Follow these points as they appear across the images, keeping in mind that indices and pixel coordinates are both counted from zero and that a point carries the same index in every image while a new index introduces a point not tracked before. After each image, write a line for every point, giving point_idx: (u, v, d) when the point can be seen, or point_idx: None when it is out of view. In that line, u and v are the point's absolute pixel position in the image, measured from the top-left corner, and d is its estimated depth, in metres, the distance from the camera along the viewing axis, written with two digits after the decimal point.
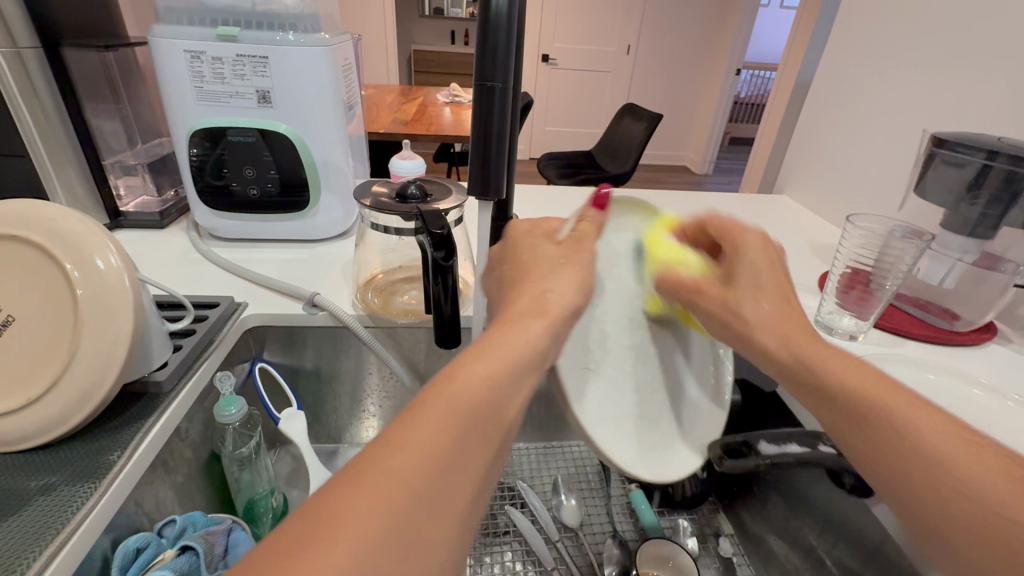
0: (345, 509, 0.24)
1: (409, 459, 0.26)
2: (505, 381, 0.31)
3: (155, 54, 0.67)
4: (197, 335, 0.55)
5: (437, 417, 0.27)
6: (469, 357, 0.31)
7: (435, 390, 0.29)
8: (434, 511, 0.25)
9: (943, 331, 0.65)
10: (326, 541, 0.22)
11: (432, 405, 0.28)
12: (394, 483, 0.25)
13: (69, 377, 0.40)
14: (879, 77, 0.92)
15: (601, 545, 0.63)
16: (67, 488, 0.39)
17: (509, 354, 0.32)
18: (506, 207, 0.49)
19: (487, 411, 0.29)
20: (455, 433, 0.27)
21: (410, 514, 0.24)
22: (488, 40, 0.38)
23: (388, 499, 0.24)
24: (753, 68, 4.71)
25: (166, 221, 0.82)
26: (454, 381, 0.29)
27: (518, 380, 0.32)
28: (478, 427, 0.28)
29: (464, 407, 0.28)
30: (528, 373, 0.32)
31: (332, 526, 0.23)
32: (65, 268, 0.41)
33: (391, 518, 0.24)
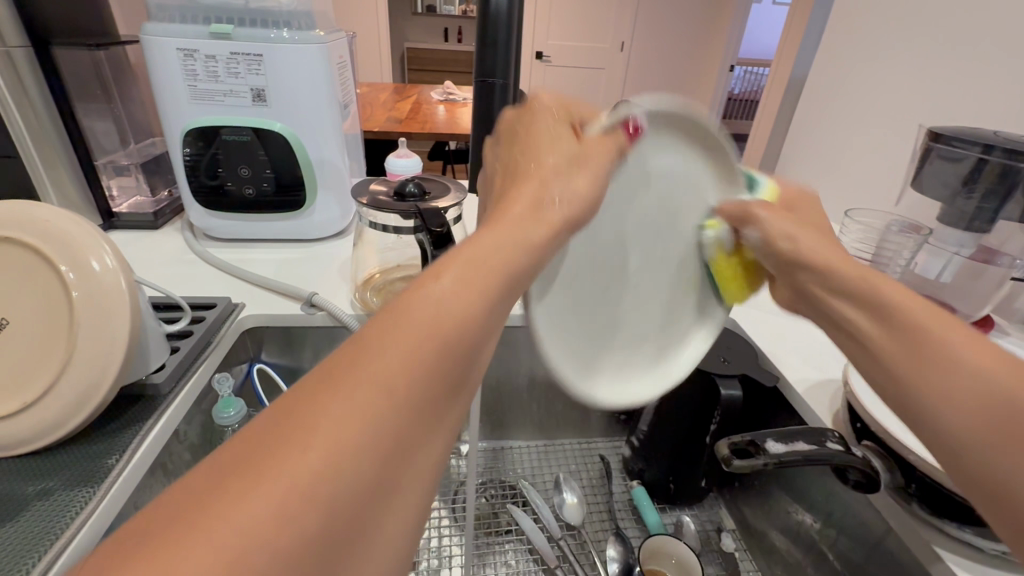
0: (281, 438, 0.19)
1: (380, 372, 0.21)
2: (497, 285, 0.26)
3: (147, 52, 0.66)
4: (194, 336, 0.54)
5: (415, 326, 0.23)
6: (445, 260, 0.25)
7: (402, 305, 0.23)
8: (388, 442, 0.21)
9: None
10: (250, 479, 0.18)
11: (410, 311, 0.23)
12: (340, 409, 0.20)
13: (64, 382, 0.40)
14: (873, 74, 0.92)
15: (603, 542, 0.63)
16: (65, 493, 0.38)
17: (489, 258, 0.26)
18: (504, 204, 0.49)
19: (461, 325, 0.24)
20: (434, 341, 0.23)
21: (354, 444, 0.20)
22: (488, 37, 0.38)
23: (328, 427, 0.19)
24: (746, 64, 4.73)
25: (160, 221, 0.82)
26: (422, 294, 0.24)
27: (497, 298, 0.26)
28: (446, 343, 0.23)
29: (430, 323, 0.23)
30: (511, 288, 0.27)
31: (262, 462, 0.18)
32: (60, 270, 0.40)
33: (334, 449, 0.19)
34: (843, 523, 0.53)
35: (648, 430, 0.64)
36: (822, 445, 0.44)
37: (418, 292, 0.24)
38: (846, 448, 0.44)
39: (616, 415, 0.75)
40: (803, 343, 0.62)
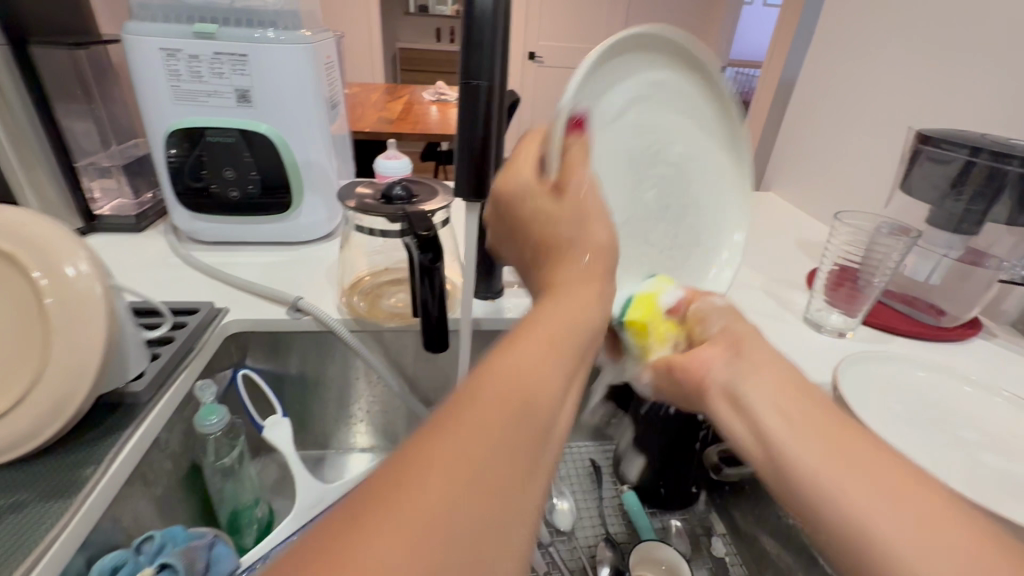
0: (414, 473, 0.21)
1: (488, 410, 0.24)
2: (565, 350, 0.30)
3: (128, 52, 0.64)
4: (175, 343, 0.53)
5: (508, 377, 0.26)
6: (522, 331, 0.30)
7: (494, 364, 0.27)
8: (503, 480, 0.23)
9: (931, 328, 0.66)
10: (395, 509, 0.20)
11: (501, 366, 0.27)
12: (462, 449, 0.22)
13: (37, 391, 0.39)
14: (861, 77, 0.92)
15: (594, 548, 0.62)
16: (38, 506, 0.37)
17: (551, 335, 0.30)
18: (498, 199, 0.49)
19: (544, 381, 0.27)
20: (525, 389, 0.26)
21: (477, 479, 0.22)
22: (473, 37, 0.37)
23: (455, 464, 0.22)
24: (738, 66, 4.75)
25: (143, 224, 0.80)
26: (508, 357, 0.28)
27: (565, 359, 0.30)
28: (537, 395, 0.26)
29: (522, 375, 0.27)
30: (572, 351, 0.31)
31: (401, 495, 0.20)
32: (32, 277, 0.39)
33: (461, 482, 0.21)
34: None
35: (637, 435, 0.64)
36: None
37: (505, 357, 0.28)
38: None
39: (606, 419, 0.74)
40: (792, 346, 0.62)
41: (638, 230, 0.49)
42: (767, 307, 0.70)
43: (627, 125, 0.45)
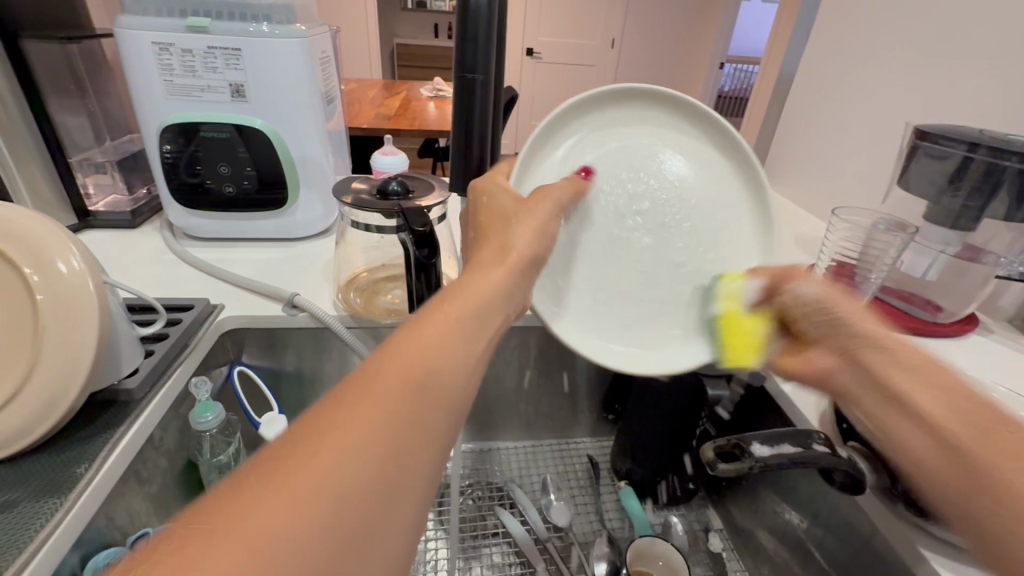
0: (305, 443, 0.22)
1: (380, 393, 0.24)
2: (470, 326, 0.30)
3: (121, 46, 0.64)
4: (170, 339, 0.52)
5: (406, 359, 0.26)
6: (431, 309, 0.30)
7: (397, 341, 0.27)
8: (396, 446, 0.23)
9: (925, 323, 0.66)
10: (284, 477, 0.20)
11: (400, 345, 0.27)
12: (355, 419, 0.23)
13: (28, 389, 0.38)
14: (860, 72, 0.92)
15: (591, 544, 0.63)
16: (29, 504, 0.37)
17: (453, 312, 0.30)
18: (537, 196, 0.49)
19: (450, 354, 0.28)
20: (420, 367, 0.26)
21: (369, 446, 0.22)
22: (468, 31, 0.36)
23: (347, 431, 0.22)
24: (736, 62, 4.74)
25: (138, 220, 0.79)
26: (413, 331, 0.28)
27: (479, 337, 0.31)
28: (440, 369, 0.27)
29: (418, 354, 0.27)
30: (487, 326, 0.32)
31: (290, 464, 0.21)
32: (23, 273, 0.39)
33: (352, 449, 0.22)
34: (827, 522, 0.53)
35: (634, 431, 0.64)
36: (808, 447, 0.44)
37: (414, 333, 0.28)
38: (831, 449, 0.43)
39: (602, 415, 0.74)
40: None
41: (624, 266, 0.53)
42: None
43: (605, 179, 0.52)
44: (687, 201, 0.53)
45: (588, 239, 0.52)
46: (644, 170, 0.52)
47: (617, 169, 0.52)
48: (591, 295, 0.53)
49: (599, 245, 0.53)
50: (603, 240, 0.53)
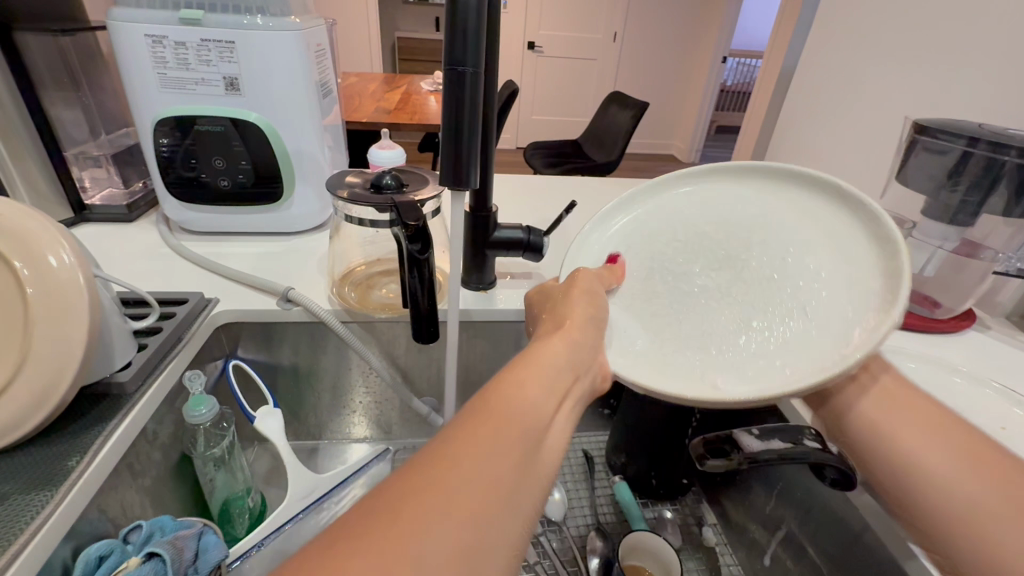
0: (401, 503, 0.23)
1: (473, 454, 0.26)
2: (546, 387, 0.32)
3: (115, 38, 0.63)
4: (163, 333, 0.52)
5: (494, 418, 0.28)
6: (516, 370, 0.32)
7: (478, 405, 0.29)
8: (487, 505, 0.24)
9: (924, 319, 0.66)
10: (390, 528, 0.22)
11: (491, 404, 0.29)
12: (448, 478, 0.24)
13: (19, 381, 0.38)
14: (860, 64, 0.91)
15: (585, 538, 0.62)
16: (19, 497, 0.37)
17: (536, 378, 0.32)
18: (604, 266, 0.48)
19: (528, 414, 0.29)
20: (507, 430, 0.28)
21: (465, 498, 0.24)
22: (458, 23, 0.36)
23: (440, 490, 0.24)
24: (739, 55, 4.72)
25: (135, 215, 0.80)
26: (491, 393, 0.30)
27: (557, 395, 0.32)
28: (519, 430, 0.28)
29: (505, 416, 0.28)
30: (563, 384, 0.33)
31: (392, 518, 0.22)
32: (13, 266, 0.39)
33: (445, 506, 0.23)
34: (821, 518, 0.53)
35: (628, 426, 0.63)
36: (798, 443, 0.45)
37: (491, 396, 0.30)
38: (822, 445, 0.44)
39: (599, 409, 0.76)
40: None
41: (712, 324, 0.46)
42: None
43: (669, 244, 0.51)
44: (752, 241, 0.48)
45: (652, 310, 0.48)
46: (686, 233, 0.51)
47: (660, 242, 0.52)
48: (674, 353, 0.45)
49: (666, 309, 0.48)
50: (672, 306, 0.48)
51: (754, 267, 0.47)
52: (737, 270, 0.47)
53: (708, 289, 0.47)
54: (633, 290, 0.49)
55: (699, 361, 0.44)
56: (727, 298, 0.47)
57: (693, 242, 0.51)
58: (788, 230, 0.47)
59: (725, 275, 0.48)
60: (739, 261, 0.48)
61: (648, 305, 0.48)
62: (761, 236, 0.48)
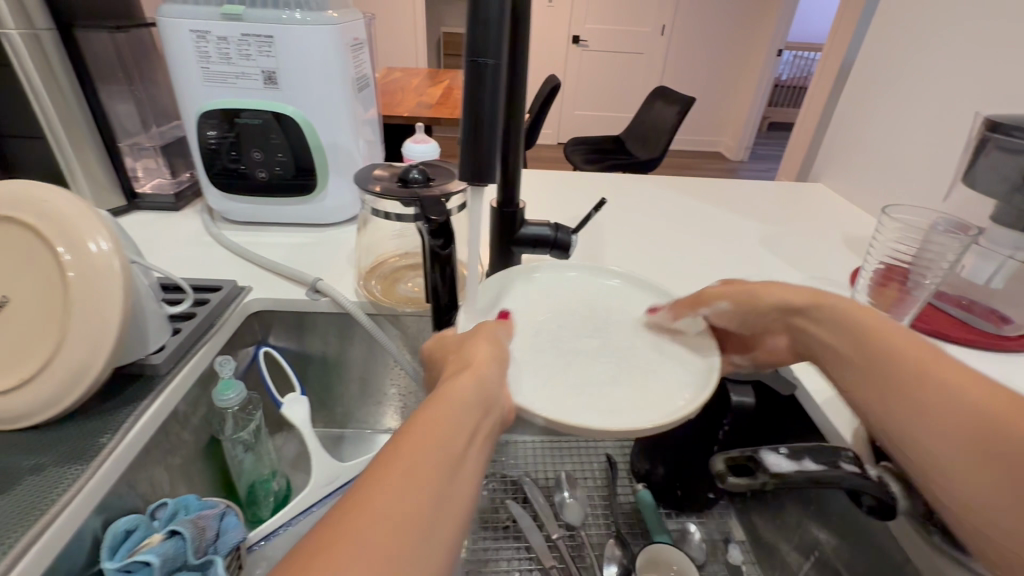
0: (318, 554, 0.22)
1: (390, 503, 0.25)
2: (461, 415, 0.31)
3: (163, 35, 0.66)
4: (197, 318, 0.54)
5: (412, 453, 0.27)
6: (431, 401, 0.31)
7: (398, 442, 0.28)
8: (408, 548, 0.24)
9: (988, 335, 0.59)
10: None
11: (409, 440, 0.28)
12: (366, 524, 0.24)
13: (56, 363, 0.40)
14: (925, 56, 0.84)
15: (602, 547, 0.61)
16: (57, 468, 0.39)
17: (450, 408, 0.31)
18: (483, 164, 0.39)
19: (445, 442, 0.29)
20: (427, 467, 0.27)
21: (382, 552, 0.23)
22: (480, 13, 0.34)
23: (358, 541, 0.23)
24: (796, 49, 4.52)
25: (180, 203, 0.83)
26: (410, 429, 0.29)
27: (473, 424, 0.31)
28: (437, 460, 0.28)
29: (423, 453, 0.27)
30: (478, 414, 0.32)
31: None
32: (57, 251, 0.41)
33: (365, 553, 0.23)
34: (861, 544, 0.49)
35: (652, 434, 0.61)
36: (834, 466, 0.40)
37: (406, 433, 0.29)
38: (861, 471, 0.40)
39: None
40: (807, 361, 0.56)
41: (592, 371, 0.47)
42: None
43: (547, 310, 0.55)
44: (613, 313, 0.55)
45: (545, 365, 0.47)
46: (562, 307, 0.56)
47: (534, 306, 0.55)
48: (583, 398, 0.44)
49: (554, 363, 0.47)
50: (560, 361, 0.48)
51: (614, 337, 0.52)
52: (600, 332, 0.53)
53: (584, 348, 0.50)
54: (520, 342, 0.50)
55: (590, 402, 0.43)
56: (607, 359, 0.49)
57: (568, 312, 0.55)
58: (622, 305, 0.57)
59: (592, 336, 0.52)
60: (597, 326, 0.53)
61: (539, 360, 0.48)
62: (607, 310, 0.56)
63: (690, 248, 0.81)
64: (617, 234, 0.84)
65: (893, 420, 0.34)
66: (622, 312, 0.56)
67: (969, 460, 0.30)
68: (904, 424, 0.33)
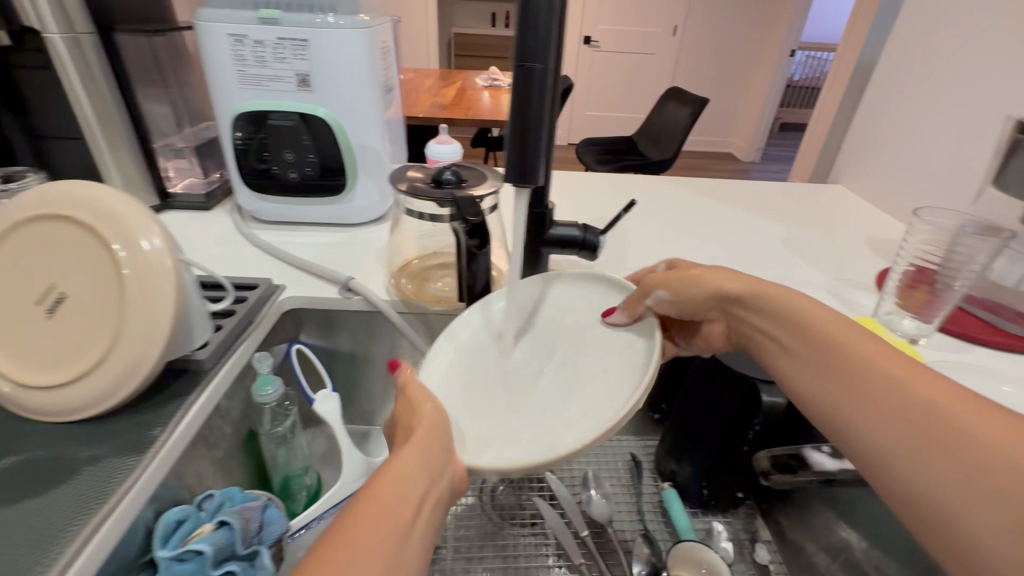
0: None
1: None
2: (404, 491, 0.34)
3: (201, 38, 0.68)
4: (237, 316, 0.56)
5: (355, 537, 0.30)
6: (377, 478, 0.34)
7: (343, 524, 0.31)
8: None
9: (1016, 337, 0.60)
10: None
11: (355, 521, 0.31)
12: None
13: (112, 358, 0.41)
14: (951, 58, 0.84)
15: (630, 543, 0.61)
16: (113, 460, 0.40)
17: (395, 484, 0.34)
18: (529, 165, 0.40)
19: (387, 521, 0.31)
20: (370, 547, 0.30)
21: None
22: (529, 20, 0.35)
23: None
24: (808, 48, 4.49)
25: (211, 203, 0.85)
26: (356, 509, 0.32)
27: (417, 497, 0.34)
28: (378, 535, 0.30)
29: (366, 534, 0.30)
30: (422, 485, 0.35)
31: None
32: (112, 249, 0.42)
33: None
34: None
35: (683, 429, 0.62)
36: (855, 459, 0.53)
37: (352, 515, 0.31)
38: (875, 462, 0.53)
39: (649, 414, 0.74)
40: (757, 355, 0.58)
41: (546, 400, 0.46)
42: None
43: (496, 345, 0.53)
44: (563, 325, 0.54)
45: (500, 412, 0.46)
46: (511, 334, 0.54)
47: (480, 344, 0.54)
48: (538, 433, 0.43)
49: (507, 408, 0.47)
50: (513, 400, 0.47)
51: (562, 356, 0.51)
52: (548, 355, 0.51)
53: (536, 377, 0.49)
54: (471, 393, 0.49)
55: (541, 436, 0.42)
56: (556, 368, 0.50)
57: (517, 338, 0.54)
58: (569, 312, 0.55)
59: (541, 363, 0.50)
60: (544, 348, 0.52)
61: (495, 408, 0.47)
62: (554, 325, 0.54)
63: (714, 249, 0.81)
64: (640, 235, 0.84)
65: (850, 420, 0.37)
66: (568, 322, 0.54)
67: (940, 469, 0.32)
68: (864, 425, 0.36)
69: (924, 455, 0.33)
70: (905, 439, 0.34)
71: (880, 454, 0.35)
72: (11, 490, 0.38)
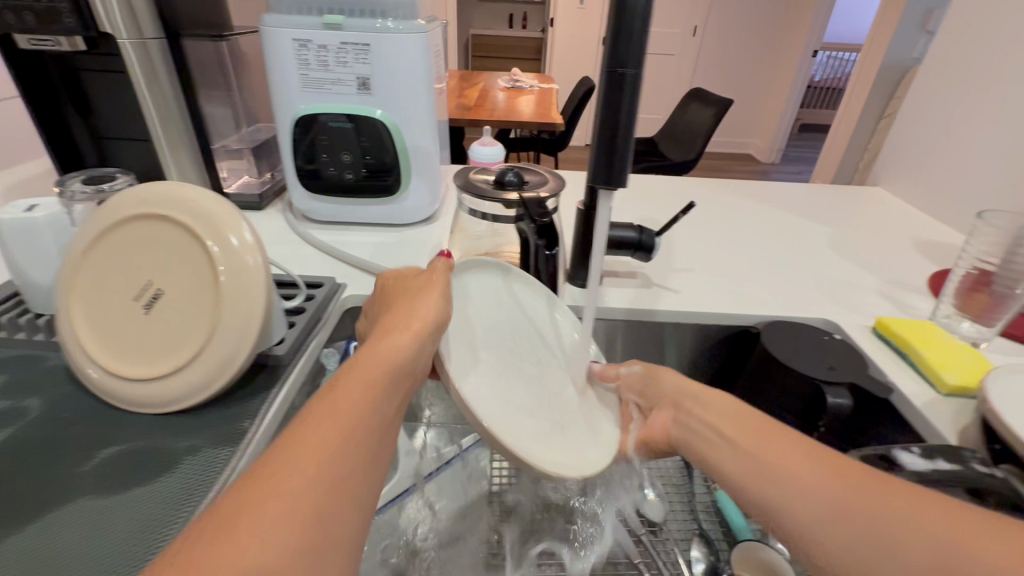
0: (248, 497, 0.27)
1: (306, 456, 0.29)
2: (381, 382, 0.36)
3: (266, 43, 0.70)
4: (308, 312, 0.57)
5: (330, 417, 0.32)
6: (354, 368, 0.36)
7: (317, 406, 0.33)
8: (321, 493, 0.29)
9: None
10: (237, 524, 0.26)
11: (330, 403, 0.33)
12: (285, 472, 0.29)
13: (207, 351, 0.43)
14: (1000, 60, 0.84)
15: (687, 542, 0.62)
16: (210, 450, 0.42)
17: (372, 375, 0.36)
18: (615, 169, 0.40)
19: (361, 403, 0.33)
20: (343, 428, 0.32)
21: (302, 493, 0.28)
22: (622, 26, 0.36)
23: (276, 486, 0.28)
24: (829, 49, 4.44)
25: (264, 203, 0.86)
26: (329, 394, 0.34)
27: (391, 388, 0.36)
28: (349, 419, 0.32)
29: (342, 417, 0.32)
30: (397, 378, 0.37)
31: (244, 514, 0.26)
32: (207, 246, 0.44)
33: (285, 496, 0.27)
34: None
35: None
36: None
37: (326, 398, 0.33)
38: None
39: None
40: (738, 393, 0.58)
41: (530, 406, 0.48)
42: (879, 313, 0.67)
43: (493, 328, 0.51)
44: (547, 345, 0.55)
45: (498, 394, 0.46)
46: (506, 327, 0.52)
47: (482, 318, 0.51)
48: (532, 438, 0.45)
49: (500, 392, 0.46)
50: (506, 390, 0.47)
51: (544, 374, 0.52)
52: (533, 366, 0.52)
53: (523, 380, 0.50)
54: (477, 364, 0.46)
55: (539, 444, 0.44)
56: (541, 391, 0.50)
57: (514, 333, 0.52)
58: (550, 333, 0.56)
59: (529, 369, 0.51)
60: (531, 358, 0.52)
61: (491, 385, 0.46)
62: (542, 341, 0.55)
63: (760, 252, 0.81)
64: (685, 237, 0.85)
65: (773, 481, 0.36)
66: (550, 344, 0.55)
67: (845, 530, 0.31)
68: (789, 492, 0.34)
69: (832, 527, 0.32)
70: (827, 502, 0.32)
71: (804, 528, 0.33)
72: (120, 477, 0.40)
